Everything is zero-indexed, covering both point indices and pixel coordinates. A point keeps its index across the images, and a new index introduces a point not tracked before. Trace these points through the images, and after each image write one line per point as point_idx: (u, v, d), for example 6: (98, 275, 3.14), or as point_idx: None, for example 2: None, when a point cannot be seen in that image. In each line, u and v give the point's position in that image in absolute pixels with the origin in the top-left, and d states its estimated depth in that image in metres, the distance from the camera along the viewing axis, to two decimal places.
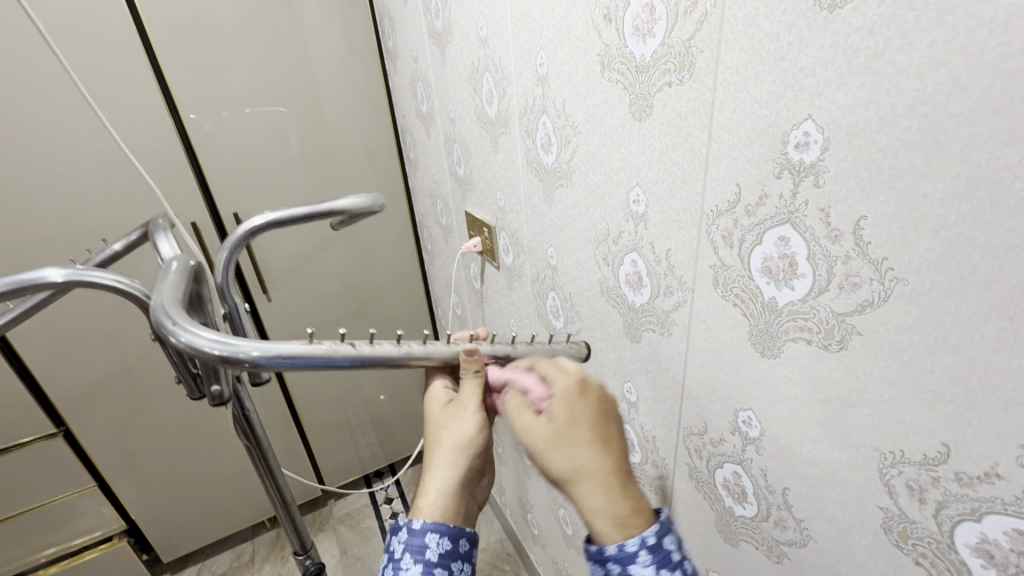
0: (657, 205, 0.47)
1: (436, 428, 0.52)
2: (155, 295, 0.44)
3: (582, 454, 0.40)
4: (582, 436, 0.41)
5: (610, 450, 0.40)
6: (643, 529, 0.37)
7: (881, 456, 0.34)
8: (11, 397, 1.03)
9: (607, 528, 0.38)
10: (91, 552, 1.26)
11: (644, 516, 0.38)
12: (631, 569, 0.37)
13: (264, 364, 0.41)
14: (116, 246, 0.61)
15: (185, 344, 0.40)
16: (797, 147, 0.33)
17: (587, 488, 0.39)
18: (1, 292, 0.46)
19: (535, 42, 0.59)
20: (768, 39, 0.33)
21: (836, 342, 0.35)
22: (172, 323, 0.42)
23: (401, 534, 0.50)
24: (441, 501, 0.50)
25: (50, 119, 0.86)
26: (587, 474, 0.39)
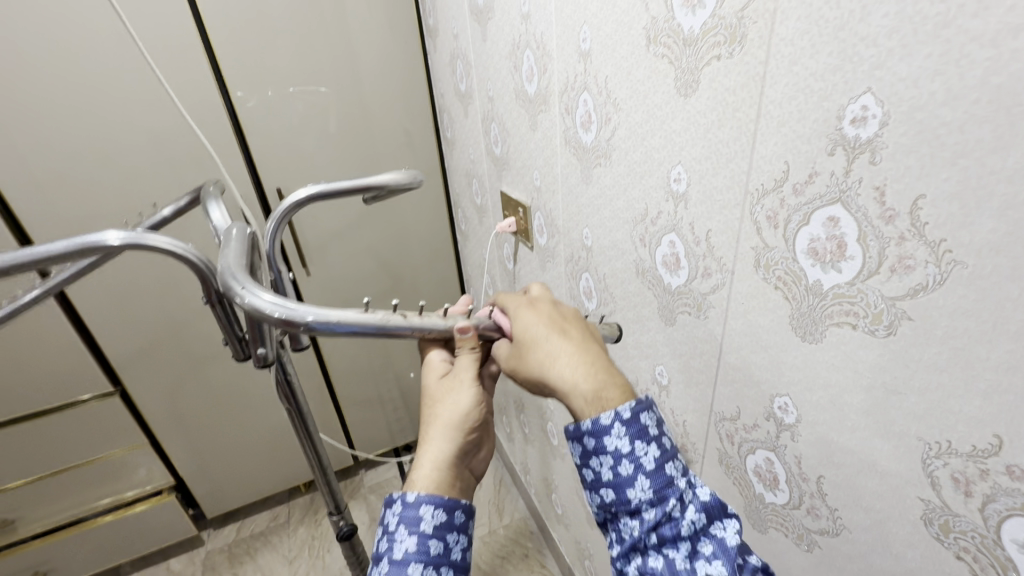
0: (699, 184, 0.46)
1: (433, 399, 0.54)
2: (223, 261, 0.47)
3: (543, 347, 0.47)
4: (541, 333, 0.48)
5: (568, 337, 0.48)
6: (618, 403, 0.43)
7: (926, 446, 0.33)
8: (74, 355, 1.11)
9: (584, 405, 0.44)
10: (142, 504, 1.35)
11: (624, 393, 0.44)
12: (607, 439, 0.42)
13: (323, 329, 0.44)
14: (166, 211, 0.64)
15: (250, 305, 0.44)
16: (853, 122, 0.32)
17: (557, 364, 0.46)
18: (67, 252, 0.49)
19: (579, 16, 0.58)
20: (827, 7, 0.32)
21: (884, 327, 0.34)
22: (240, 286, 0.45)
23: (395, 506, 0.49)
24: (437, 474, 0.51)
25: (108, 91, 0.91)
26: (553, 359, 0.46)
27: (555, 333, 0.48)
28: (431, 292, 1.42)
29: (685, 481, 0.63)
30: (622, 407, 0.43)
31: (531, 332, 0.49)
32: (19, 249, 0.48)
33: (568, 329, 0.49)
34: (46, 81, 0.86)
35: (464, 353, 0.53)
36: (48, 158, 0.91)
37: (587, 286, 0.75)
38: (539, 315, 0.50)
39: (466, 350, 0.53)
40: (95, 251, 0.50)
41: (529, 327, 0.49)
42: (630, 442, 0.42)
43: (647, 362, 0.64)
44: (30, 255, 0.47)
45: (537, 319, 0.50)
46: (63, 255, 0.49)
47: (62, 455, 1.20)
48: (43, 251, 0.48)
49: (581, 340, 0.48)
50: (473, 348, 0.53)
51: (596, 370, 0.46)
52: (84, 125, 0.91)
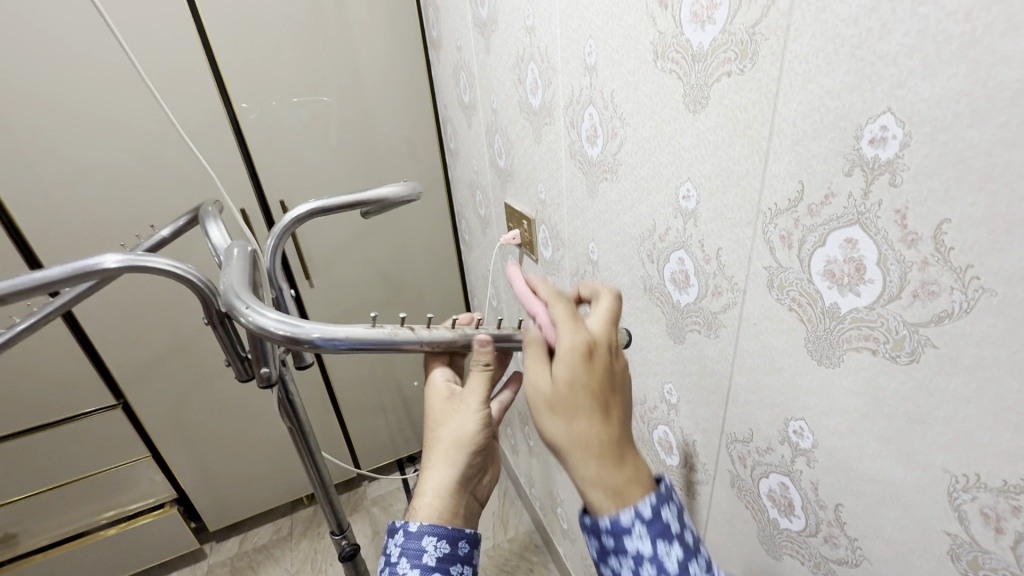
0: (709, 202, 0.45)
1: (436, 423, 0.53)
2: (224, 278, 0.47)
3: (583, 428, 0.41)
4: (585, 408, 0.41)
5: (609, 420, 0.41)
6: (639, 500, 0.41)
7: (952, 479, 0.32)
8: (76, 369, 1.10)
9: (602, 501, 0.41)
10: (144, 518, 1.34)
11: (645, 487, 0.42)
12: (626, 540, 0.41)
13: (327, 346, 0.44)
14: (164, 232, 0.63)
15: (254, 325, 0.43)
16: (872, 143, 0.31)
17: (586, 457, 0.41)
18: (67, 278, 0.48)
19: (584, 30, 0.57)
20: (844, 24, 0.31)
21: (906, 354, 0.32)
22: (243, 304, 0.44)
23: (398, 536, 0.49)
24: (440, 501, 0.50)
25: (113, 106, 0.91)
26: (587, 445, 0.41)
27: (598, 417, 0.41)
28: (434, 302, 1.41)
29: (695, 502, 0.62)
30: (644, 505, 0.41)
31: (576, 401, 0.41)
32: (15, 275, 0.47)
33: (614, 403, 0.42)
34: (51, 95, 0.86)
35: (476, 372, 0.51)
36: (52, 173, 0.90)
37: None
38: (590, 378, 0.42)
39: (479, 368, 0.51)
40: (92, 274, 0.49)
41: (576, 384, 0.41)
42: (651, 543, 0.40)
43: (655, 380, 0.63)
44: (26, 282, 0.46)
45: (585, 377, 0.42)
46: (60, 280, 0.47)
47: (64, 469, 1.19)
48: (38, 277, 0.47)
49: (621, 415, 0.42)
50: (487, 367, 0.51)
51: (624, 464, 0.41)
52: (87, 139, 0.91)
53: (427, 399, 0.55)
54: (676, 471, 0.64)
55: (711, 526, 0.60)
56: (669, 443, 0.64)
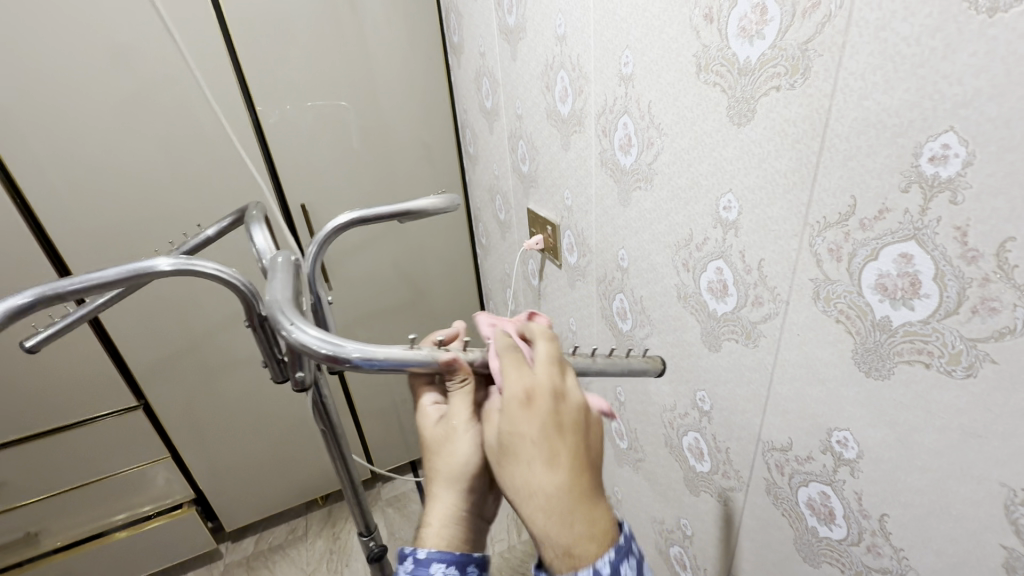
0: (752, 213, 0.46)
1: (431, 450, 0.50)
2: (273, 292, 0.46)
3: (522, 474, 0.38)
4: (526, 454, 0.38)
5: (558, 469, 0.37)
6: (596, 558, 0.36)
7: (1009, 492, 0.32)
8: (99, 370, 1.11)
9: (556, 560, 0.37)
10: (161, 518, 1.35)
11: (607, 541, 0.37)
12: None
13: (366, 367, 0.42)
14: (209, 232, 0.65)
15: (295, 341, 0.41)
16: (932, 160, 0.31)
17: (533, 510, 0.37)
18: (118, 279, 0.48)
19: (621, 41, 0.57)
20: (905, 43, 0.31)
21: (963, 369, 0.33)
22: (285, 318, 0.43)
23: (406, 562, 0.45)
24: (447, 531, 0.47)
25: (139, 109, 0.91)
26: (530, 494, 0.38)
27: (542, 464, 0.37)
28: (450, 304, 1.43)
29: (727, 509, 0.62)
30: (602, 564, 0.36)
31: (516, 442, 0.39)
32: (76, 274, 0.48)
33: (565, 447, 0.38)
34: (81, 99, 0.87)
35: (455, 393, 0.48)
36: (77, 176, 0.91)
37: (621, 307, 0.74)
38: (529, 422, 0.39)
39: (458, 388, 0.48)
40: (145, 276, 0.50)
41: (516, 431, 0.39)
42: None
43: (687, 387, 0.63)
44: (84, 281, 0.47)
45: (528, 423, 0.39)
46: (114, 281, 0.48)
47: (85, 469, 1.20)
48: (96, 278, 0.47)
49: (575, 463, 0.38)
50: (466, 380, 0.48)
51: (580, 518, 0.37)
52: (114, 142, 0.92)
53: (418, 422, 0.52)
54: (707, 478, 0.65)
55: (745, 532, 0.61)
56: (700, 450, 0.64)
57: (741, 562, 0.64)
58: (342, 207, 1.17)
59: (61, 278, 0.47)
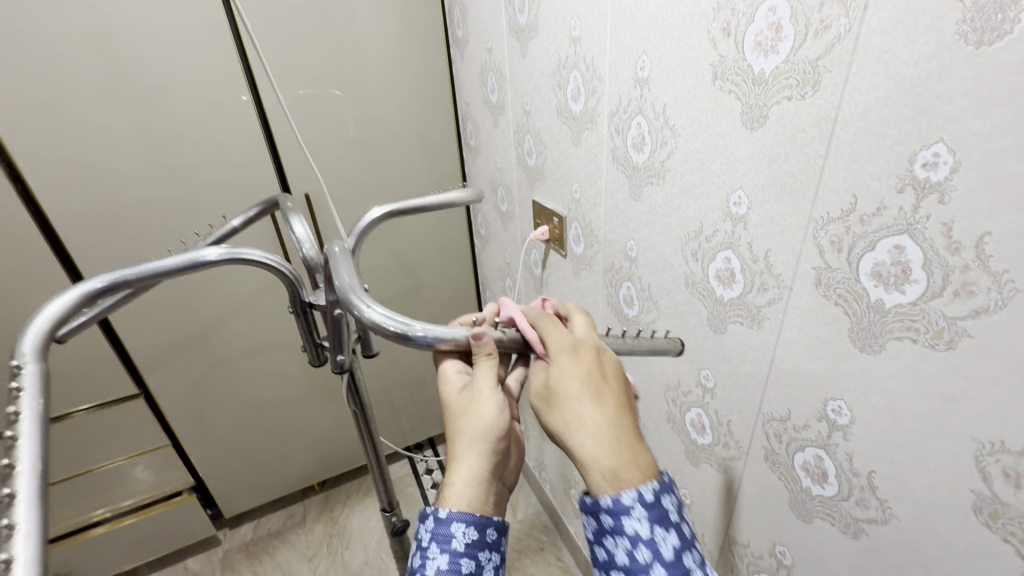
0: (760, 208, 0.51)
1: (457, 413, 0.54)
2: (343, 278, 0.51)
3: (572, 408, 0.45)
4: (575, 391, 0.46)
5: (603, 403, 0.46)
6: (640, 484, 0.43)
7: (979, 445, 0.39)
8: (101, 359, 1.11)
9: (602, 484, 0.43)
10: (161, 506, 1.36)
11: (648, 472, 0.43)
12: (625, 521, 0.42)
13: (427, 344, 0.47)
14: (237, 222, 0.66)
15: (365, 319, 0.47)
16: (924, 166, 0.37)
17: (581, 437, 0.44)
18: (175, 269, 0.51)
19: (637, 46, 0.62)
20: (905, 66, 0.36)
21: (944, 343, 0.39)
22: (361, 301, 0.48)
23: (428, 522, 0.50)
24: (469, 490, 0.51)
25: (144, 95, 0.91)
26: (580, 424, 0.45)
27: (589, 399, 0.45)
28: (448, 292, 1.46)
29: (727, 477, 0.68)
30: (645, 489, 0.42)
31: (564, 384, 0.47)
32: (140, 264, 0.51)
33: (609, 388, 0.47)
34: (86, 84, 0.87)
35: (481, 359, 0.52)
36: (80, 162, 0.91)
37: (628, 294, 0.79)
38: (579, 367, 0.47)
39: (484, 356, 0.52)
40: (198, 266, 0.53)
41: (566, 374, 0.47)
42: (649, 527, 0.42)
43: (692, 367, 0.69)
44: (149, 269, 0.51)
45: (577, 367, 0.47)
46: (172, 271, 0.51)
47: (85, 458, 1.20)
48: (160, 266, 0.51)
49: (618, 401, 0.46)
50: (490, 355, 0.52)
51: (625, 446, 0.44)
52: (119, 129, 0.92)
53: (441, 391, 0.57)
54: (708, 449, 0.71)
55: (743, 497, 0.67)
56: (702, 424, 0.70)
57: (738, 524, 0.70)
58: (347, 197, 1.19)
59: (127, 267, 0.50)
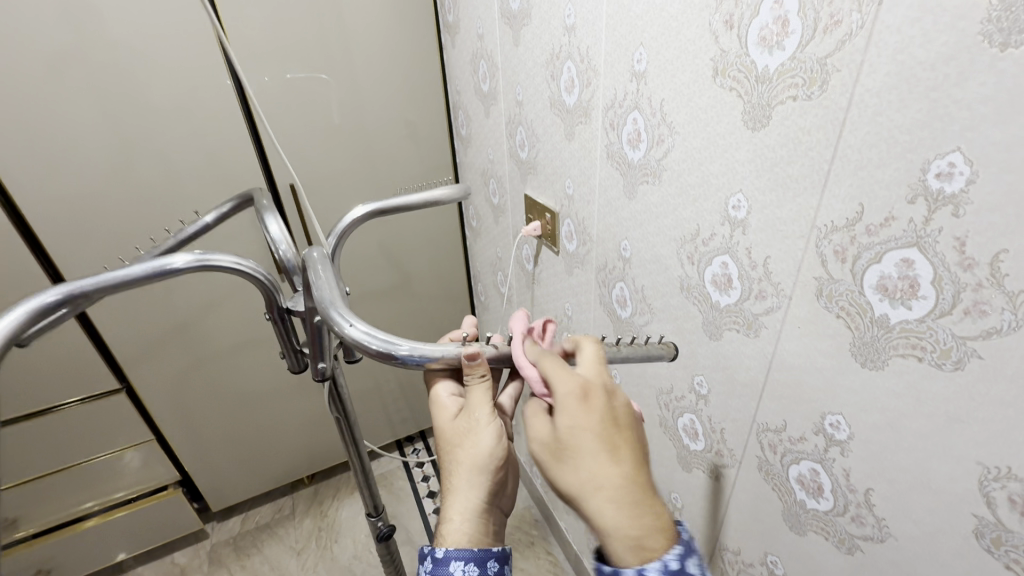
0: (761, 213, 0.49)
1: (452, 443, 0.53)
2: (322, 290, 0.48)
3: (588, 470, 0.42)
4: (592, 450, 0.43)
5: (621, 464, 0.42)
6: (661, 549, 0.41)
7: (984, 469, 0.37)
8: (79, 354, 1.08)
9: (623, 551, 0.41)
10: (146, 501, 1.34)
11: (667, 534, 0.42)
12: None
13: (413, 363, 0.45)
14: (208, 218, 0.63)
15: (349, 337, 0.45)
16: (938, 176, 0.34)
17: (600, 504, 0.41)
18: (141, 278, 0.48)
19: (635, 37, 0.58)
20: (921, 68, 0.34)
21: (951, 362, 0.37)
22: (342, 318, 0.46)
23: (427, 563, 0.49)
24: (468, 524, 0.50)
25: (117, 81, 0.86)
26: (597, 488, 0.42)
27: (608, 461, 0.42)
28: (439, 286, 1.43)
29: (719, 484, 0.67)
30: (668, 556, 0.41)
31: (578, 442, 0.43)
32: (99, 272, 0.48)
33: (623, 441, 0.44)
34: (52, 68, 0.82)
35: (474, 385, 0.50)
36: (50, 151, 0.86)
37: (621, 295, 0.77)
38: (590, 419, 0.43)
39: (477, 381, 0.50)
40: (164, 274, 0.50)
41: (576, 427, 0.43)
42: None
43: (685, 372, 0.67)
44: (110, 278, 0.47)
45: (589, 421, 0.43)
46: (138, 279, 0.48)
47: (66, 454, 1.17)
48: (122, 274, 0.48)
49: (634, 457, 0.43)
50: (483, 377, 0.50)
51: (644, 510, 0.42)
52: (90, 117, 0.87)
53: (435, 417, 0.55)
54: (700, 456, 0.69)
55: (735, 505, 0.66)
56: (695, 430, 0.69)
57: (729, 531, 0.69)
58: (333, 188, 1.15)
59: (85, 277, 0.47)
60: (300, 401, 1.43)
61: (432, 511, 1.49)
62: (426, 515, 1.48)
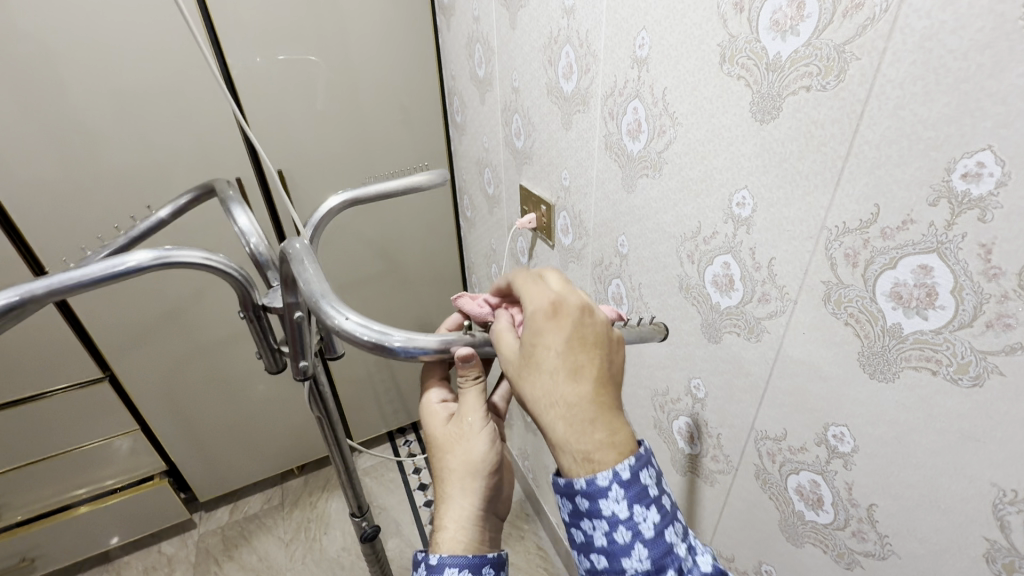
0: (767, 212, 0.46)
1: (443, 450, 0.51)
2: (311, 283, 0.45)
3: (545, 379, 0.40)
4: (549, 361, 0.40)
5: (579, 376, 0.40)
6: (612, 464, 0.39)
7: (999, 492, 0.35)
8: (58, 342, 1.04)
9: (572, 464, 0.40)
10: (131, 491, 1.31)
11: (622, 452, 0.39)
12: (600, 502, 0.39)
13: (405, 355, 0.42)
14: (164, 213, 0.60)
15: (339, 330, 0.42)
16: (965, 177, 0.32)
17: (549, 414, 0.40)
18: (95, 281, 0.46)
19: (637, 20, 0.55)
20: (951, 56, 0.31)
21: (969, 378, 0.34)
22: (335, 311, 0.42)
23: (421, 570, 0.46)
24: (463, 533, 0.47)
25: (93, 57, 0.81)
26: (552, 403, 0.40)
27: (563, 373, 0.40)
28: (432, 276, 1.40)
29: (713, 489, 0.65)
30: (621, 469, 0.39)
31: (537, 351, 0.41)
32: (50, 275, 0.45)
33: (589, 360, 0.40)
34: (23, 43, 0.77)
35: (468, 389, 0.50)
36: (20, 130, 0.81)
37: (617, 292, 0.74)
38: (553, 330, 0.41)
39: (470, 384, 0.49)
40: (122, 275, 0.47)
41: (539, 342, 0.41)
42: (627, 507, 0.39)
43: (682, 374, 0.65)
44: (63, 282, 0.45)
45: (549, 332, 0.41)
46: (93, 281, 0.46)
47: (47, 444, 1.14)
48: (76, 276, 0.45)
49: (597, 372, 0.40)
50: (477, 378, 0.49)
51: (598, 427, 0.39)
52: (65, 96, 0.82)
53: (425, 423, 0.53)
54: (694, 460, 0.67)
55: (729, 511, 0.64)
56: (690, 434, 0.66)
57: (722, 537, 0.67)
58: (323, 175, 1.11)
59: (35, 280, 0.45)
60: (290, 392, 1.41)
61: (423, 504, 1.47)
62: (416, 508, 1.46)
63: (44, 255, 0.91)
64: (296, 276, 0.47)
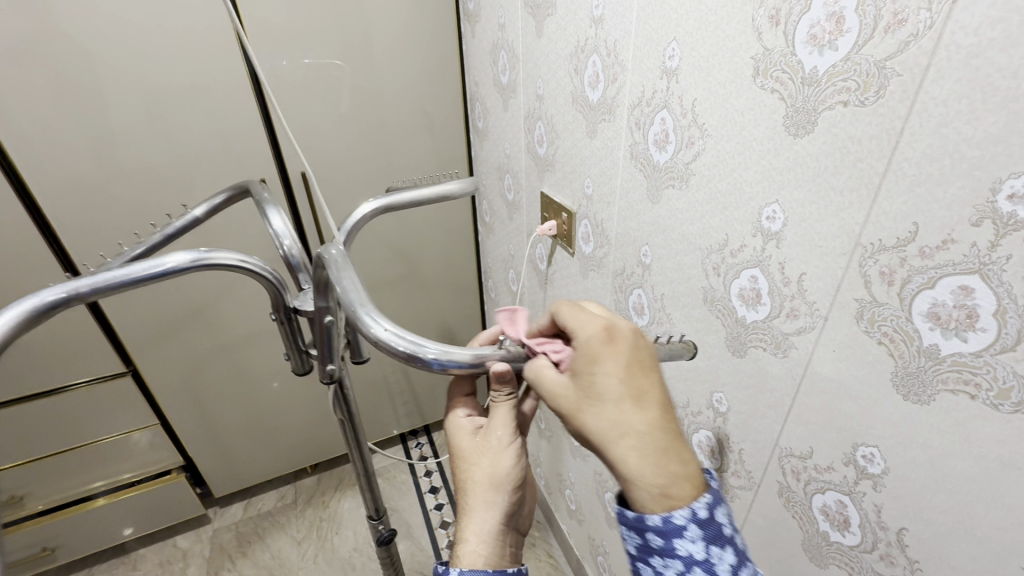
0: (798, 226, 0.45)
1: (468, 462, 0.51)
2: (346, 291, 0.45)
3: (614, 413, 0.40)
4: (615, 392, 0.40)
5: (647, 405, 0.40)
6: (688, 498, 0.39)
7: None
8: (85, 336, 1.06)
9: (649, 501, 0.39)
10: (151, 484, 1.34)
11: (695, 485, 0.39)
12: (677, 542, 0.39)
13: (438, 367, 0.42)
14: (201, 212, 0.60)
15: (373, 338, 0.42)
16: (1010, 198, 0.31)
17: (623, 450, 0.39)
18: (137, 281, 0.47)
19: (667, 31, 0.55)
20: (1000, 75, 0.30)
21: (1011, 404, 0.34)
22: (370, 321, 0.43)
23: None
24: (484, 547, 0.48)
25: (129, 59, 0.84)
26: (622, 434, 0.39)
27: (631, 403, 0.40)
28: (449, 279, 1.41)
29: (733, 505, 0.64)
30: (698, 505, 0.39)
31: (599, 383, 0.40)
32: (95, 272, 0.47)
33: (650, 384, 0.41)
34: (62, 45, 0.79)
35: (500, 404, 0.49)
36: (57, 129, 0.84)
37: (638, 302, 0.74)
38: (615, 359, 0.41)
39: (502, 399, 0.49)
40: (162, 276, 0.48)
41: (599, 370, 0.41)
42: (704, 547, 0.39)
43: (703, 388, 0.64)
44: (106, 281, 0.46)
45: (613, 362, 0.41)
46: (135, 283, 0.47)
47: (72, 435, 1.17)
48: (118, 277, 0.46)
49: (661, 398, 0.40)
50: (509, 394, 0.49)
51: (671, 459, 0.39)
52: (101, 96, 0.84)
53: (450, 436, 0.54)
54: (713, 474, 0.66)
55: (748, 528, 0.63)
56: (710, 447, 0.66)
57: None
58: (345, 178, 1.13)
59: (81, 278, 0.46)
60: (306, 391, 1.42)
61: (434, 507, 1.47)
62: (427, 511, 1.46)
63: (75, 250, 0.93)
64: (331, 282, 0.47)
